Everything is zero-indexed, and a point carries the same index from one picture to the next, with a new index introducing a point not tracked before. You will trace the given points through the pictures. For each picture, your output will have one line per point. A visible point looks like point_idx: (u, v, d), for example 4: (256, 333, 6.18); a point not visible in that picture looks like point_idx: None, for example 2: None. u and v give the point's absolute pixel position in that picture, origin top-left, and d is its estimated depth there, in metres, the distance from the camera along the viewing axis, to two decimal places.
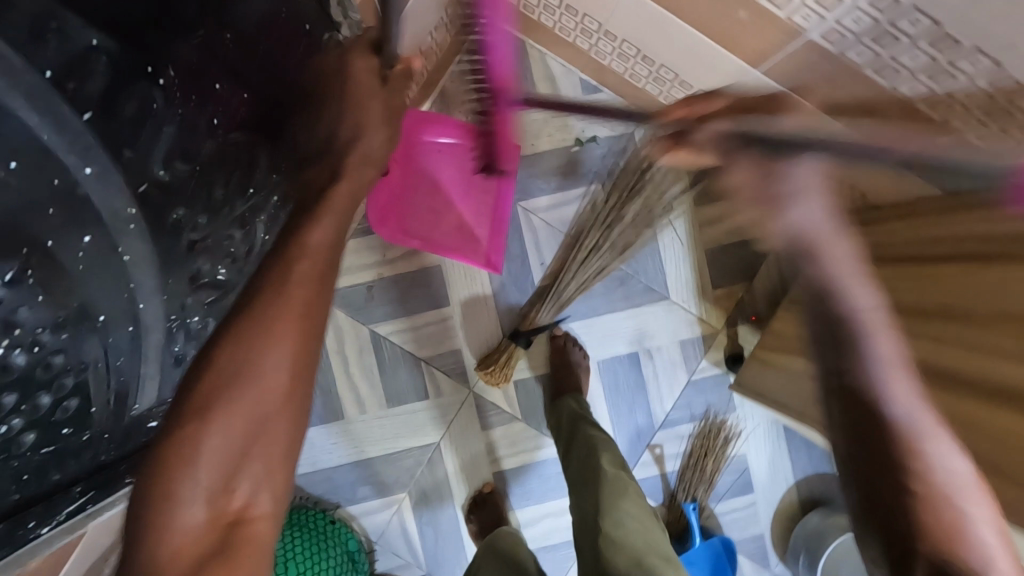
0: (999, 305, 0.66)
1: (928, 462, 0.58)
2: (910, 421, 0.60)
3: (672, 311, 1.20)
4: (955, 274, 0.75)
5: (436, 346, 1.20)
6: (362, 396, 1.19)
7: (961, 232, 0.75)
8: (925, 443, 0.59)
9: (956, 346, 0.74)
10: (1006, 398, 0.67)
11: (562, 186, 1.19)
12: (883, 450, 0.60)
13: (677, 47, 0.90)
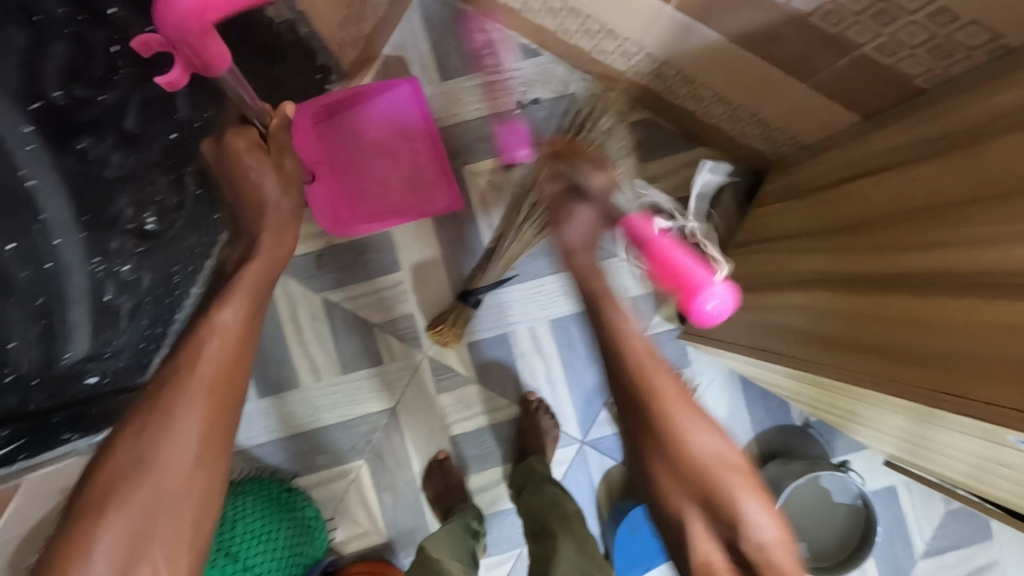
0: (926, 197, 0.65)
1: (736, 487, 0.66)
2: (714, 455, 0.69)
3: (622, 267, 1.21)
4: (874, 182, 0.75)
5: (387, 313, 1.20)
6: (316, 363, 1.20)
7: (898, 141, 0.74)
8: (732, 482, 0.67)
9: (861, 251, 0.72)
10: (900, 283, 0.64)
11: (507, 147, 1.20)
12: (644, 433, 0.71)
13: (636, 14, 0.90)
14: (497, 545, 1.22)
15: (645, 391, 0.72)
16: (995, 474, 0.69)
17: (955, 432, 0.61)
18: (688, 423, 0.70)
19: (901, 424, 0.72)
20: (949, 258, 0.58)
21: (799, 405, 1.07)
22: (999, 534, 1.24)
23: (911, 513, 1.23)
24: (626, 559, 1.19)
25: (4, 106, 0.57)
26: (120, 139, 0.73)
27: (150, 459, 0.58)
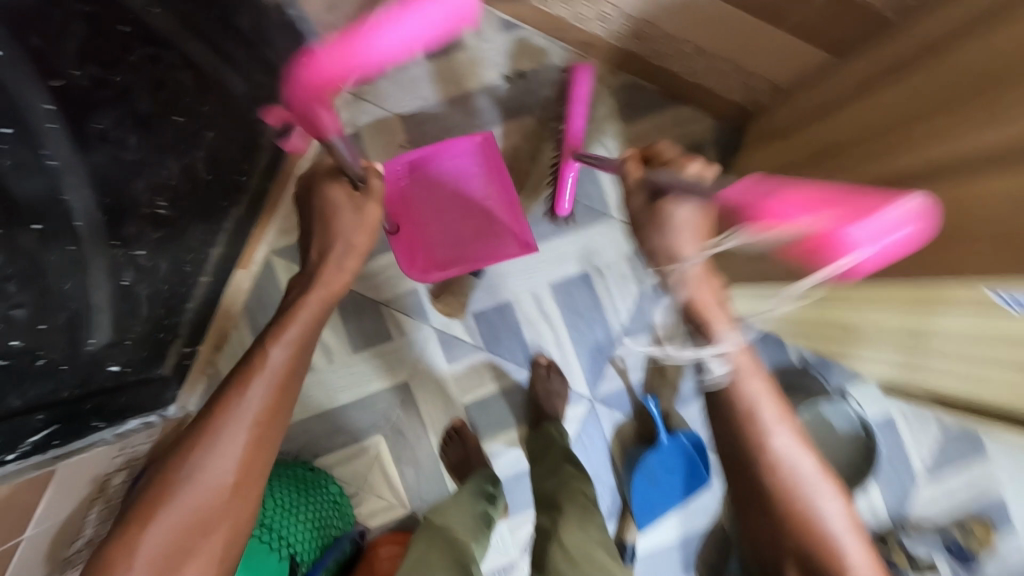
0: (900, 110, 0.69)
1: (819, 495, 0.71)
2: (799, 464, 0.71)
3: (617, 227, 1.26)
4: (852, 108, 0.79)
5: (393, 289, 1.23)
6: (328, 344, 1.22)
7: (871, 67, 0.79)
8: (812, 489, 0.70)
9: (842, 171, 0.77)
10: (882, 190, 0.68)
11: (495, 120, 1.24)
12: (734, 450, 0.73)
13: None
14: (518, 507, 1.25)
15: (742, 407, 0.72)
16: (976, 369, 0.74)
17: (947, 317, 0.66)
18: (778, 441, 0.71)
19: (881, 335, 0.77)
20: (920, 158, 0.63)
21: (800, 342, 1.12)
22: (995, 452, 1.29)
23: (909, 439, 1.29)
24: (644, 506, 1.23)
25: (29, 83, 0.59)
26: (134, 121, 0.75)
27: (194, 474, 0.70)
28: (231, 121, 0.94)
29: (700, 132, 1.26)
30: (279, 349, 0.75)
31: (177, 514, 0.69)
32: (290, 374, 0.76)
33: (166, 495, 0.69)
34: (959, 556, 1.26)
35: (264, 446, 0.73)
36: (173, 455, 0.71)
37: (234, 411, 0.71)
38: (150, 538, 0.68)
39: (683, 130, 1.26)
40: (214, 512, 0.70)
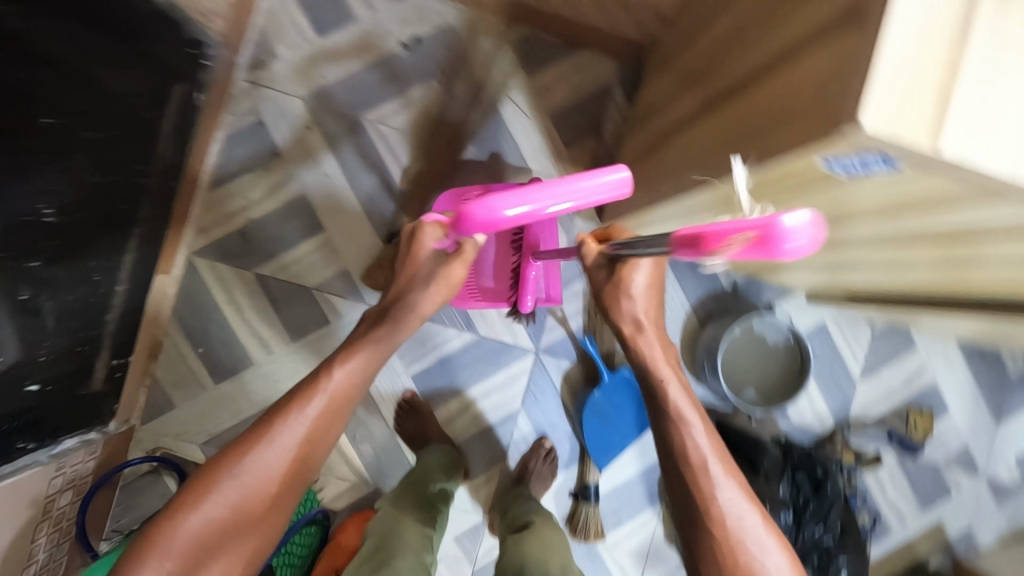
0: None
1: (758, 540, 0.75)
2: (738, 509, 0.77)
3: (536, 179, 1.26)
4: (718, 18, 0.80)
5: (322, 273, 1.22)
6: (265, 337, 1.21)
7: None
8: (751, 536, 0.75)
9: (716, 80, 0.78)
10: None
11: (399, 90, 1.23)
12: (679, 491, 0.81)
13: None
14: (478, 466, 1.28)
15: (686, 456, 0.80)
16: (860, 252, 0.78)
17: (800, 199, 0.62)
18: (722, 491, 0.78)
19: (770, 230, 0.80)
20: None
21: (718, 261, 1.16)
22: (922, 341, 1.37)
23: (843, 342, 1.35)
24: (601, 447, 1.26)
25: None
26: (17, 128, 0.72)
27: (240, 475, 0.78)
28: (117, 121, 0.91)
29: (604, 74, 1.27)
30: (338, 380, 0.85)
31: (218, 505, 0.76)
32: (340, 404, 0.85)
33: (213, 484, 0.77)
34: (901, 444, 1.34)
35: (305, 466, 0.82)
36: (232, 449, 0.79)
37: (291, 425, 0.81)
38: (191, 520, 0.75)
39: (586, 74, 1.27)
40: (250, 513, 0.77)
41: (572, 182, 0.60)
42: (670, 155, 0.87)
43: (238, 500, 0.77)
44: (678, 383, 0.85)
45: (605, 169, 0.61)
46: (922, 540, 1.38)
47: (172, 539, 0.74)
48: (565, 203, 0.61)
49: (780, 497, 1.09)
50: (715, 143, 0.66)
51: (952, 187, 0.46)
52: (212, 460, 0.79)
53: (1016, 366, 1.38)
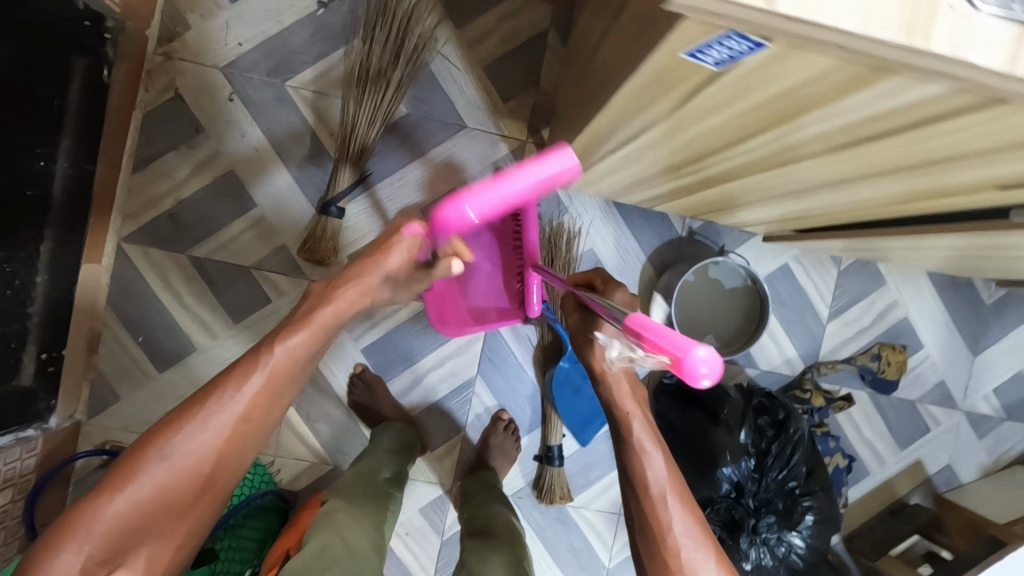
0: None
1: None
2: (694, 558, 0.69)
3: (474, 137, 1.21)
4: None
5: (260, 250, 1.18)
6: (205, 320, 1.18)
7: None
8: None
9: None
10: None
11: (322, 52, 1.17)
12: (634, 521, 0.73)
13: None
14: (439, 437, 1.25)
15: (643, 487, 0.72)
16: (785, 177, 0.73)
17: (709, 119, 0.57)
18: (679, 530, 0.70)
19: (686, 162, 0.75)
20: None
21: (663, 207, 1.10)
22: (892, 276, 1.31)
23: (809, 284, 1.30)
24: (574, 415, 1.23)
25: None
26: None
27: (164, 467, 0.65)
28: (16, 97, 0.85)
29: (539, 20, 1.20)
30: (286, 353, 0.71)
31: (143, 489, 0.64)
32: (289, 376, 0.72)
33: (140, 463, 0.64)
34: (874, 381, 1.31)
35: (244, 445, 0.70)
36: (164, 422, 0.67)
37: (229, 401, 0.68)
38: (113, 505, 0.63)
39: (519, 21, 1.20)
40: (180, 497, 0.66)
41: (513, 174, 0.58)
42: (590, 91, 0.81)
43: (164, 481, 0.65)
44: (643, 415, 0.75)
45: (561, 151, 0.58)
46: (901, 479, 1.35)
47: (93, 526, 0.62)
48: (517, 192, 0.59)
49: (740, 443, 1.04)
50: (615, 64, 0.60)
51: (827, 66, 0.40)
52: (143, 435, 0.67)
53: (991, 295, 1.33)
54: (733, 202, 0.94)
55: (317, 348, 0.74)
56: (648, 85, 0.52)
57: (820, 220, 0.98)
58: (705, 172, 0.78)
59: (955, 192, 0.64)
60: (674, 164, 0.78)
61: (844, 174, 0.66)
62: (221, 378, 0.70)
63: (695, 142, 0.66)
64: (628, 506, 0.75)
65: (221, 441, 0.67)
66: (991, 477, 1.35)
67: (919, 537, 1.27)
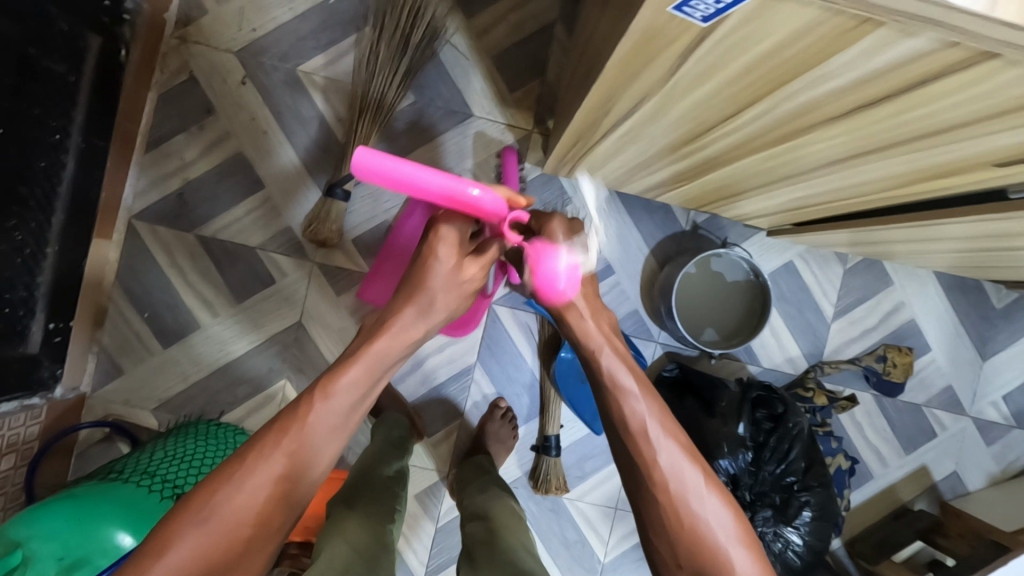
0: None
1: (700, 499, 0.71)
2: (687, 483, 0.72)
3: (479, 125, 1.23)
4: None
5: (265, 231, 1.20)
6: (210, 299, 1.20)
7: None
8: (694, 498, 0.71)
9: None
10: None
11: (332, 39, 1.19)
12: (622, 454, 0.76)
13: None
14: (436, 424, 1.24)
15: (625, 420, 0.75)
16: (781, 158, 0.73)
17: (700, 89, 0.57)
18: (662, 453, 0.73)
19: (681, 141, 0.76)
20: None
21: (663, 196, 1.10)
22: (898, 277, 1.30)
23: (813, 281, 1.29)
24: (582, 408, 1.22)
25: None
26: None
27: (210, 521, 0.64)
28: (29, 72, 0.88)
29: (547, 11, 1.21)
30: (327, 400, 0.71)
31: (184, 556, 0.63)
32: (331, 430, 0.71)
33: (175, 529, 0.64)
34: (878, 383, 1.29)
35: (288, 500, 0.69)
36: (200, 486, 0.66)
37: (266, 463, 0.67)
38: (153, 574, 0.62)
39: (527, 12, 1.21)
40: (227, 557, 0.65)
41: (399, 177, 0.62)
42: (588, 72, 0.81)
43: (202, 547, 0.63)
44: (613, 349, 0.78)
45: (374, 156, 0.61)
46: (905, 485, 1.32)
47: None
48: (407, 166, 0.62)
49: (738, 436, 1.03)
50: (609, 35, 0.60)
51: (815, 18, 0.40)
52: (183, 499, 0.67)
53: (1000, 299, 1.31)
54: (734, 188, 0.94)
55: (362, 390, 0.74)
56: (639, 47, 0.52)
57: (821, 209, 0.98)
58: (702, 152, 0.79)
59: (951, 170, 0.64)
60: (670, 145, 0.78)
61: (840, 151, 0.66)
62: (257, 435, 0.70)
63: (691, 117, 0.66)
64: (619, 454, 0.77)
65: (257, 499, 0.66)
66: (999, 485, 1.32)
67: (922, 543, 1.25)
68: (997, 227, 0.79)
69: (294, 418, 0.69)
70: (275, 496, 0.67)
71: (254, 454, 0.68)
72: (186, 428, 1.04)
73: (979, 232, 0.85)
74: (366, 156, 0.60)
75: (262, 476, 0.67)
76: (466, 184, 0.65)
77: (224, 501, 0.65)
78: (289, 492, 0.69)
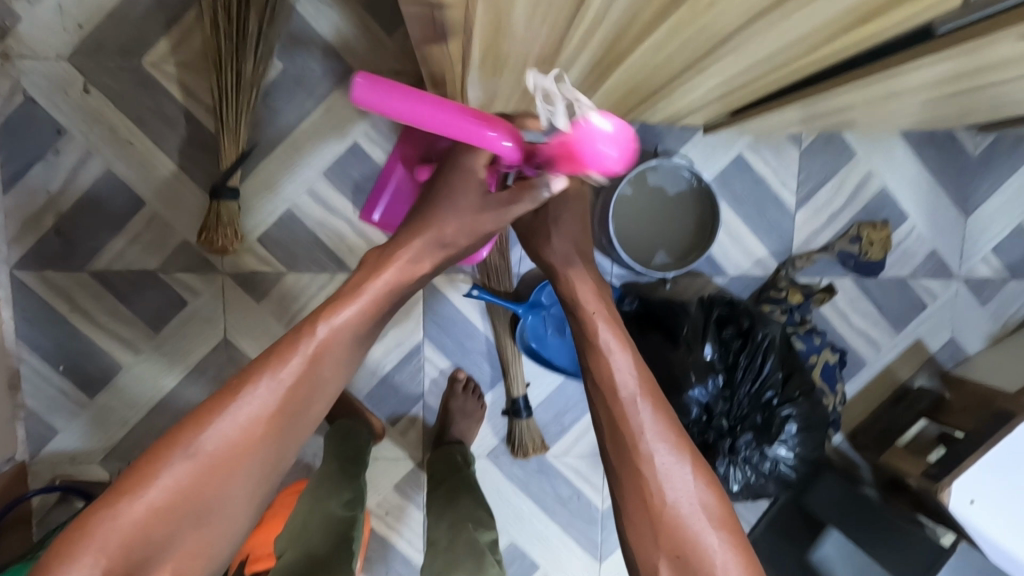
0: None
1: (689, 486, 0.60)
2: (688, 505, 0.59)
3: (364, 81, 1.08)
4: None
5: (162, 252, 1.09)
6: (125, 336, 1.10)
7: None
8: (681, 483, 0.60)
9: None
10: None
11: (172, 18, 1.03)
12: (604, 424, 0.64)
13: None
14: (399, 411, 1.17)
15: (610, 386, 0.64)
16: (670, 45, 0.60)
17: None
18: (654, 432, 0.61)
19: (553, 50, 0.63)
20: None
21: None
22: (861, 145, 1.17)
23: (768, 171, 1.16)
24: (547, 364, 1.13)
25: None
26: None
27: (196, 450, 0.54)
28: None
29: None
30: (318, 342, 0.59)
31: (162, 491, 0.53)
32: (341, 359, 0.61)
33: (158, 460, 0.54)
34: (857, 266, 1.18)
35: (285, 437, 0.58)
36: (191, 414, 0.56)
37: (264, 393, 0.57)
38: (130, 511, 0.52)
39: None
40: (207, 499, 0.54)
41: (409, 117, 0.50)
42: None
43: (183, 484, 0.53)
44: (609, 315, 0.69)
45: (378, 90, 0.48)
46: (901, 364, 1.25)
47: (111, 540, 0.51)
48: (417, 102, 0.49)
49: (705, 360, 0.94)
50: None
51: None
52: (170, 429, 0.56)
53: (977, 146, 1.19)
54: (645, 87, 0.81)
55: (363, 334, 0.62)
56: None
57: (751, 92, 0.85)
58: (585, 57, 0.66)
59: (866, 14, 0.51)
60: (545, 57, 0.65)
61: (731, 22, 0.53)
62: (250, 369, 0.59)
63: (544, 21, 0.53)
64: (609, 456, 0.64)
65: (240, 438, 0.55)
66: (1000, 343, 1.23)
67: (926, 421, 1.16)
68: (947, 68, 0.66)
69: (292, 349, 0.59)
70: (269, 426, 0.57)
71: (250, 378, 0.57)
72: None
73: (930, 79, 0.72)
74: (364, 94, 0.47)
75: (257, 398, 0.56)
76: (482, 124, 0.53)
77: (214, 427, 0.55)
78: (286, 422, 0.58)
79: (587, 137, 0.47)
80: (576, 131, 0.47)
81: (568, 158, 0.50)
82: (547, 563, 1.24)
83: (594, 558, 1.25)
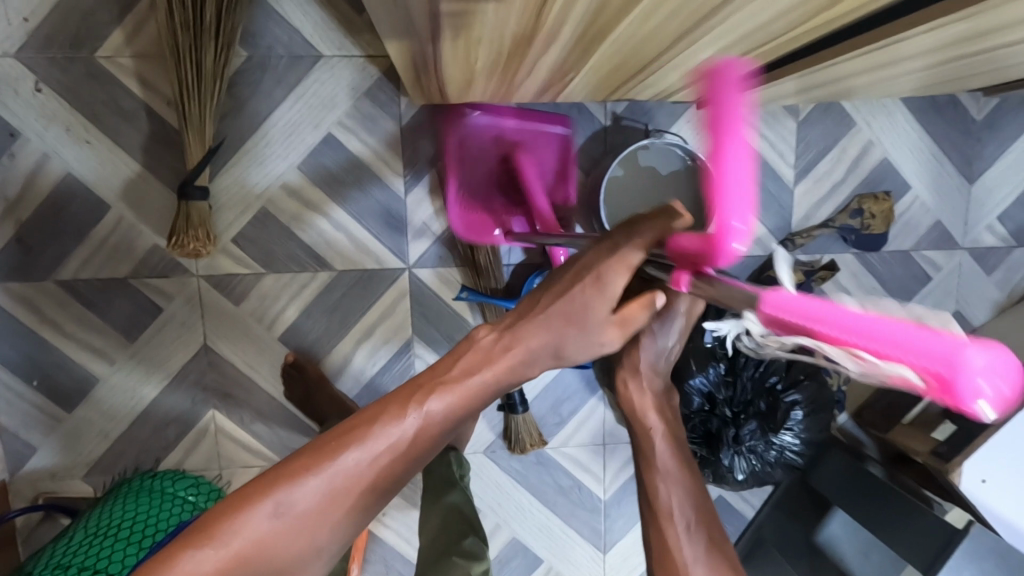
0: None
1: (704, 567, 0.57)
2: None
3: (334, 67, 1.01)
4: None
5: (132, 256, 1.03)
6: (98, 345, 1.05)
7: None
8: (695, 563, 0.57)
9: None
10: None
11: (124, 5, 0.96)
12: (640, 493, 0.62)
13: None
14: None
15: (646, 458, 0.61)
16: (657, 16, 0.55)
17: None
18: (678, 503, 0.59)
19: (530, 24, 0.57)
20: None
21: (564, 92, 0.91)
22: (860, 113, 1.12)
23: (763, 144, 1.11)
24: None
25: None
26: None
27: (283, 506, 0.49)
28: None
29: None
30: (423, 420, 0.52)
31: (243, 543, 0.48)
32: (434, 444, 0.53)
33: (250, 506, 0.49)
34: (859, 241, 1.15)
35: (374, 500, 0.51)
36: (296, 458, 0.51)
37: (366, 451, 0.51)
38: (211, 556, 0.47)
39: None
40: (283, 558, 0.49)
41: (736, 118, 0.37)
42: None
43: (268, 541, 0.48)
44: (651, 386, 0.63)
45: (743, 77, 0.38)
46: None
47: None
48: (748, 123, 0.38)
49: (707, 348, 0.91)
50: None
51: None
52: (270, 470, 0.51)
53: (980, 110, 1.14)
54: (635, 61, 0.75)
55: (460, 422, 0.54)
56: None
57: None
58: (566, 32, 0.60)
59: None
60: (522, 32, 0.59)
61: None
62: (353, 424, 0.52)
63: None
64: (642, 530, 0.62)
65: (328, 501, 0.49)
66: (1006, 313, 1.20)
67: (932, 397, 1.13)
68: (958, 30, 0.61)
69: (390, 414, 0.52)
70: (357, 496, 0.50)
71: (357, 427, 0.52)
72: (133, 483, 0.98)
73: (931, 45, 0.67)
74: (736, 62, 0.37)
75: (359, 455, 0.51)
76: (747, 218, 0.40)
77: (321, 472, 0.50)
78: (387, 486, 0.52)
79: (950, 361, 0.26)
80: (896, 322, 0.28)
81: (898, 359, 0.28)
82: (551, 557, 1.22)
83: (598, 549, 1.23)
